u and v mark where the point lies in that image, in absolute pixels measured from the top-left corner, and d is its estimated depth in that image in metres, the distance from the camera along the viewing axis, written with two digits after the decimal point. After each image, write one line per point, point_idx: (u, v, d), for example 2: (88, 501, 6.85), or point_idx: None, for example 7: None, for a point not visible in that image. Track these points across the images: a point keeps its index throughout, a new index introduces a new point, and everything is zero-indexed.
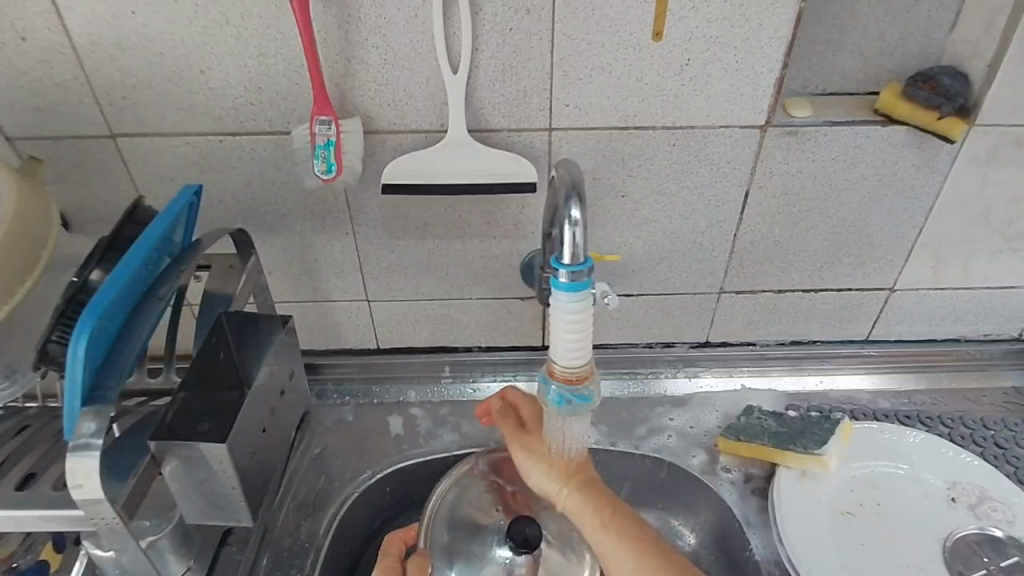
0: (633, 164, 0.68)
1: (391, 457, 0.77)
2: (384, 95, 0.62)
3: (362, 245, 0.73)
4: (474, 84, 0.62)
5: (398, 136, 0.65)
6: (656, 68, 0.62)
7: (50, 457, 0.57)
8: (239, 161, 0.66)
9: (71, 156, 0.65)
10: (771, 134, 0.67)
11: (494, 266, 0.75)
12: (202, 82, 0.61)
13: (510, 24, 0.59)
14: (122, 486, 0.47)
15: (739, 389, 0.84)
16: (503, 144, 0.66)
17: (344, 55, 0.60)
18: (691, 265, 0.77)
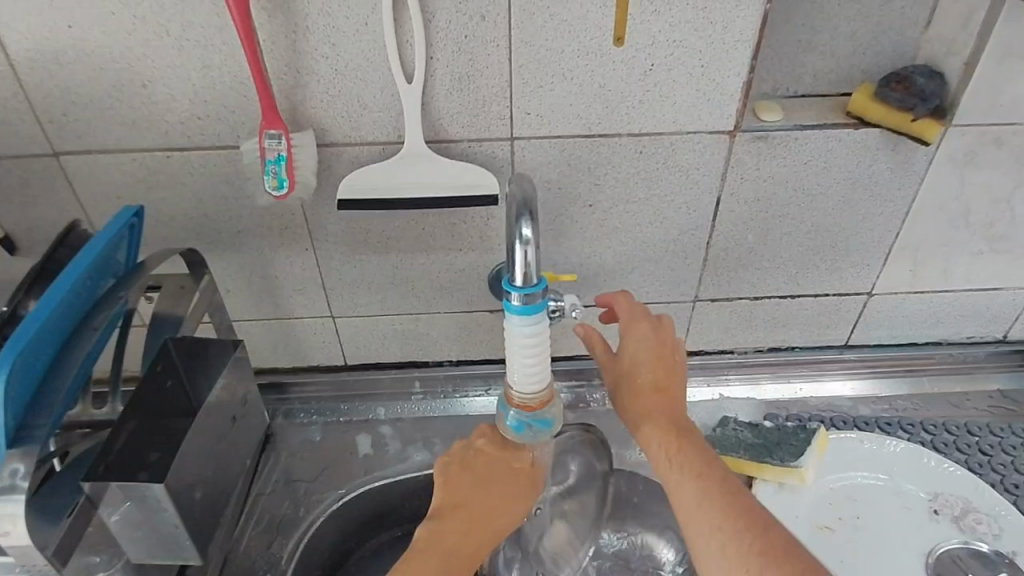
0: (600, 173, 0.66)
1: (359, 477, 0.75)
2: (337, 107, 0.60)
3: (323, 260, 0.70)
4: (431, 93, 0.60)
5: (353, 149, 0.62)
6: (618, 74, 0.60)
7: None
8: (190, 178, 0.63)
9: (13, 176, 0.62)
10: (741, 139, 0.65)
11: (461, 278, 0.73)
12: (146, 96, 0.58)
13: (466, 31, 0.57)
14: (53, 530, 0.45)
15: (717, 399, 0.82)
16: (464, 155, 0.64)
17: (293, 65, 0.57)
18: (664, 274, 0.75)
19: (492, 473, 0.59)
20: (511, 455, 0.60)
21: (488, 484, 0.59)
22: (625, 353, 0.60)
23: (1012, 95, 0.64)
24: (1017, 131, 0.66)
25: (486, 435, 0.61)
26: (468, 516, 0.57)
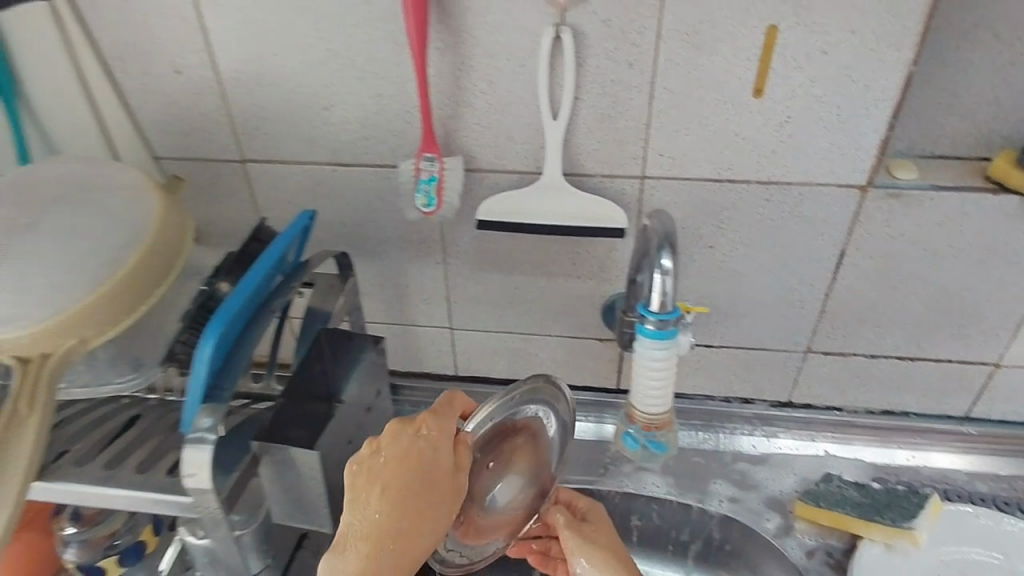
0: (725, 217, 0.68)
1: None
2: (487, 137, 0.66)
3: (452, 275, 0.76)
4: (573, 130, 0.65)
5: (494, 176, 0.68)
6: (754, 124, 0.63)
7: (147, 437, 0.60)
8: (349, 190, 0.71)
9: (206, 176, 0.73)
10: (871, 195, 0.66)
11: (576, 304, 0.77)
12: (324, 117, 0.67)
13: (613, 76, 0.61)
14: (224, 480, 0.52)
15: (821, 455, 0.81)
16: (596, 189, 0.68)
17: (453, 98, 0.64)
18: (777, 320, 0.75)
19: (401, 485, 0.51)
20: (434, 461, 0.51)
21: (405, 501, 0.51)
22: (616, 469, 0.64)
23: None
24: None
25: (394, 442, 0.52)
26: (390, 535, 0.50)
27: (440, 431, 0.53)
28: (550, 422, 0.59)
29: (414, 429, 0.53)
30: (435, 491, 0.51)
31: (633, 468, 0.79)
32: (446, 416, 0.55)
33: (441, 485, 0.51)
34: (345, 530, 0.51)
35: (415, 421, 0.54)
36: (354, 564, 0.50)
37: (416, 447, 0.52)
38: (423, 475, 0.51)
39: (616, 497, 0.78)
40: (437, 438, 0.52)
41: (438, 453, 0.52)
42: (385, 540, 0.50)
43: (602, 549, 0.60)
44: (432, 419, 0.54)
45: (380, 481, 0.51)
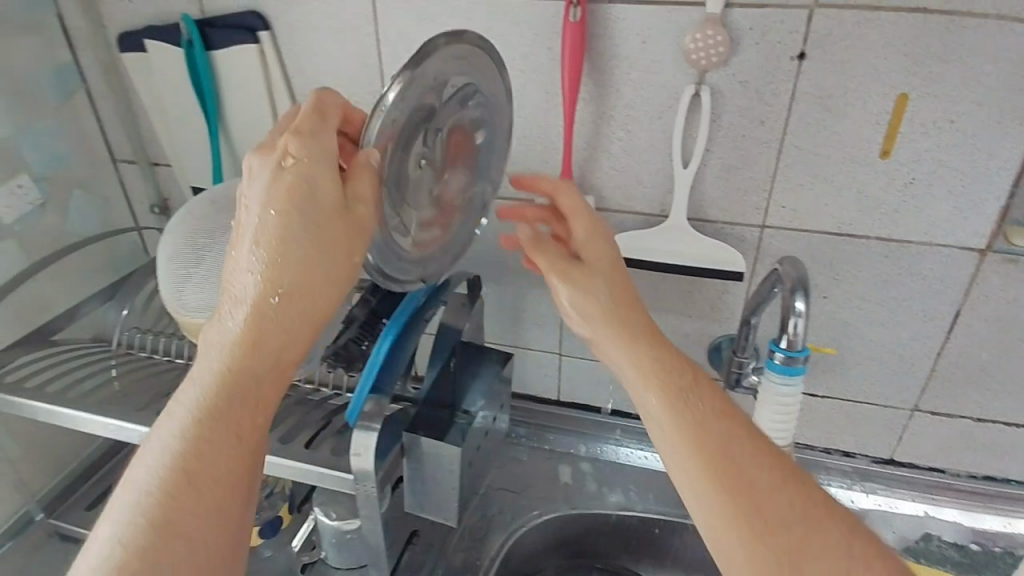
0: (841, 269, 0.71)
1: (558, 501, 0.83)
2: (618, 180, 0.73)
3: None
4: (700, 178, 0.70)
5: (621, 215, 0.75)
6: (877, 183, 0.66)
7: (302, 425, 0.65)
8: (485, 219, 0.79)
9: None
10: (992, 259, 0.67)
11: (683, 342, 0.81)
12: None
13: (744, 132, 0.67)
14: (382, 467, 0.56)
15: (921, 516, 0.81)
16: (716, 234, 0.73)
17: (592, 143, 0.71)
18: (884, 375, 0.77)
19: (296, 241, 0.46)
20: (314, 196, 0.46)
21: (286, 241, 0.46)
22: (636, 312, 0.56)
23: None
24: None
25: (305, 166, 0.46)
26: (269, 343, 0.46)
27: (311, 161, 0.47)
28: (470, 116, 0.58)
29: (278, 155, 0.47)
30: (325, 227, 0.46)
31: None
32: (310, 136, 0.47)
33: (330, 222, 0.46)
34: (235, 282, 0.46)
35: (278, 143, 0.47)
36: (240, 325, 0.45)
37: (292, 173, 0.46)
38: (305, 212, 0.46)
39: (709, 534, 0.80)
40: (305, 162, 0.46)
41: (310, 173, 0.46)
42: (267, 304, 0.45)
43: (615, 327, 0.55)
44: (297, 140, 0.47)
45: (262, 217, 0.46)
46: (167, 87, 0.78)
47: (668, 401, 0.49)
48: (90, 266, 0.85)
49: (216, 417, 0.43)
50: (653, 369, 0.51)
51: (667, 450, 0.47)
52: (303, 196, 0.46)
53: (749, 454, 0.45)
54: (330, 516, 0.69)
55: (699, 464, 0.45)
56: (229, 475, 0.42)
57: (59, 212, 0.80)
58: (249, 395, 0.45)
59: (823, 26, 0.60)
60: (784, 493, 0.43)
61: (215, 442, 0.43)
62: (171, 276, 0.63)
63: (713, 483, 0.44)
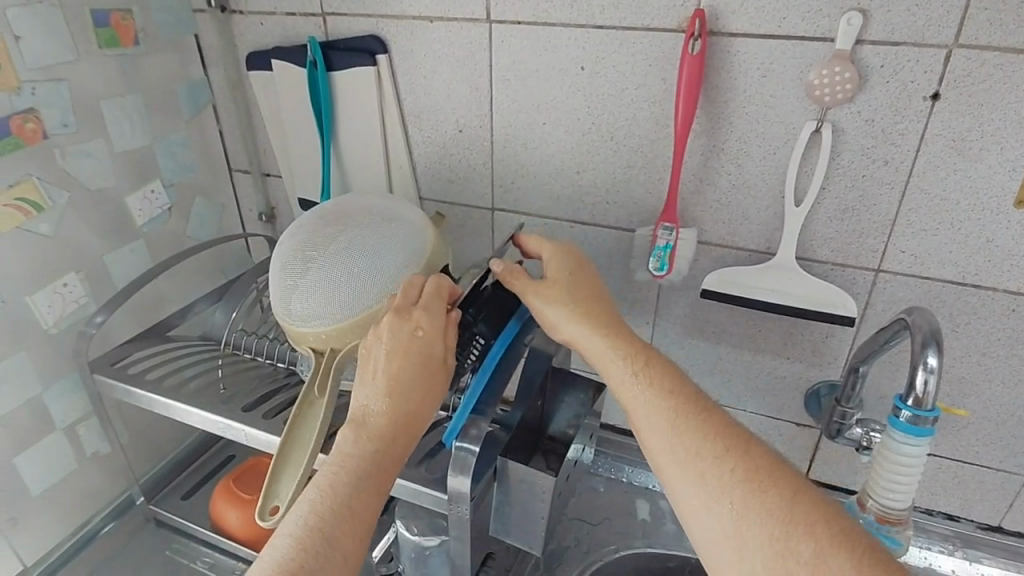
0: (962, 321, 0.67)
1: (635, 537, 0.81)
2: (723, 214, 0.71)
3: (658, 335, 0.81)
4: (812, 217, 0.68)
5: (722, 250, 0.73)
6: (1011, 233, 0.62)
7: None
8: (581, 246, 0.79)
9: (459, 218, 0.85)
10: None
11: (779, 384, 0.78)
12: (575, 179, 0.76)
13: (865, 171, 0.64)
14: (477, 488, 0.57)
15: None
16: (823, 276, 0.70)
17: (699, 176, 0.70)
18: (1003, 437, 0.71)
19: (411, 379, 0.54)
20: (431, 348, 0.55)
21: (409, 388, 0.54)
22: (660, 360, 0.54)
23: None
24: None
25: (424, 322, 0.55)
26: (386, 452, 0.53)
27: (429, 321, 0.55)
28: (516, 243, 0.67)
29: (409, 321, 0.55)
30: (432, 377, 0.55)
31: None
32: (437, 311, 0.56)
33: (437, 369, 0.55)
34: (361, 409, 0.54)
35: (409, 312, 0.55)
36: (365, 435, 0.52)
37: (420, 338, 0.54)
38: (427, 368, 0.55)
39: None
40: (431, 331, 0.55)
41: (434, 343, 0.55)
42: (394, 423, 0.53)
43: (607, 355, 0.55)
44: (426, 315, 0.55)
45: (393, 361, 0.54)
46: (287, 105, 0.82)
47: (656, 414, 0.51)
48: (201, 269, 0.90)
49: (347, 502, 0.49)
50: (645, 391, 0.52)
51: (664, 468, 0.49)
52: (421, 353, 0.54)
53: (735, 472, 0.46)
54: (411, 531, 0.69)
55: (690, 483, 0.47)
56: (349, 545, 0.47)
57: (180, 217, 0.86)
58: (375, 485, 0.51)
59: (962, 66, 0.57)
60: (771, 506, 0.45)
61: (342, 525, 0.48)
62: (282, 285, 0.65)
63: (705, 502, 0.46)
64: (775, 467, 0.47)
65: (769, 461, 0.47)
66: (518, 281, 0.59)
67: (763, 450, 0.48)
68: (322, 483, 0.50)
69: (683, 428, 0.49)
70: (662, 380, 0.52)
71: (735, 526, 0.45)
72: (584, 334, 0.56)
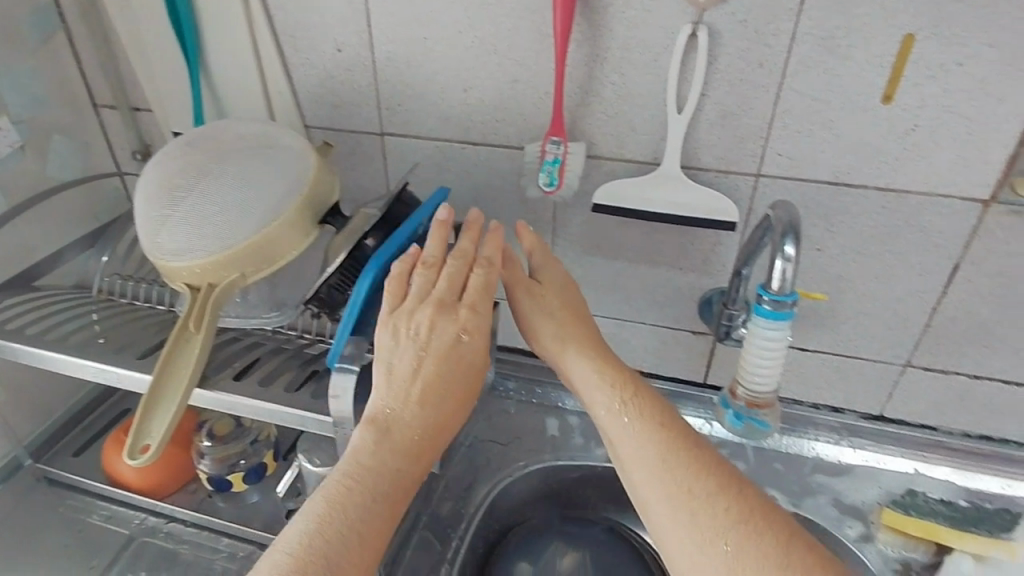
0: (836, 220, 0.70)
1: (543, 453, 0.83)
2: (610, 126, 0.70)
3: (558, 254, 0.81)
4: (695, 124, 0.68)
5: (612, 164, 0.73)
6: (879, 130, 0.64)
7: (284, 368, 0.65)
8: (475, 167, 0.77)
9: (348, 145, 0.81)
10: (995, 210, 0.65)
11: (674, 295, 0.80)
12: (462, 98, 0.73)
13: (741, 75, 0.64)
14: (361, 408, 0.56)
15: (911, 474, 0.80)
16: (709, 183, 0.71)
17: (584, 87, 0.69)
18: (878, 330, 0.75)
19: (447, 381, 0.54)
20: (470, 351, 0.55)
21: (443, 392, 0.54)
22: (656, 397, 0.59)
23: None
24: None
25: (470, 319, 0.55)
26: (407, 465, 0.53)
27: (475, 324, 0.56)
28: None
29: (456, 320, 0.55)
30: (462, 379, 0.55)
31: None
32: (482, 312, 0.56)
33: (470, 374, 0.56)
34: (386, 413, 0.53)
35: (458, 311, 0.55)
36: (390, 445, 0.52)
37: (463, 344, 0.55)
38: (462, 370, 0.55)
39: None
40: (474, 335, 0.56)
41: (474, 345, 0.55)
42: (420, 433, 0.53)
43: (597, 382, 0.59)
44: (473, 314, 0.55)
45: (431, 361, 0.54)
46: (147, 27, 0.75)
47: (646, 446, 0.55)
48: (73, 213, 0.84)
49: (360, 523, 0.49)
50: (645, 428, 0.56)
51: (653, 503, 0.53)
52: (458, 353, 0.55)
53: (729, 511, 0.50)
54: (314, 463, 0.68)
55: (685, 522, 0.51)
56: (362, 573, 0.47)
57: (37, 157, 0.79)
58: (389, 504, 0.51)
59: None
60: (764, 549, 0.49)
61: (358, 547, 0.48)
62: (148, 219, 0.61)
63: (701, 545, 0.49)
64: (768, 510, 0.51)
65: (760, 503, 0.51)
66: (514, 289, 0.63)
67: (758, 494, 0.52)
68: (336, 501, 0.50)
69: (676, 465, 0.53)
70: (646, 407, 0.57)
71: (730, 568, 0.48)
72: (587, 366, 0.60)
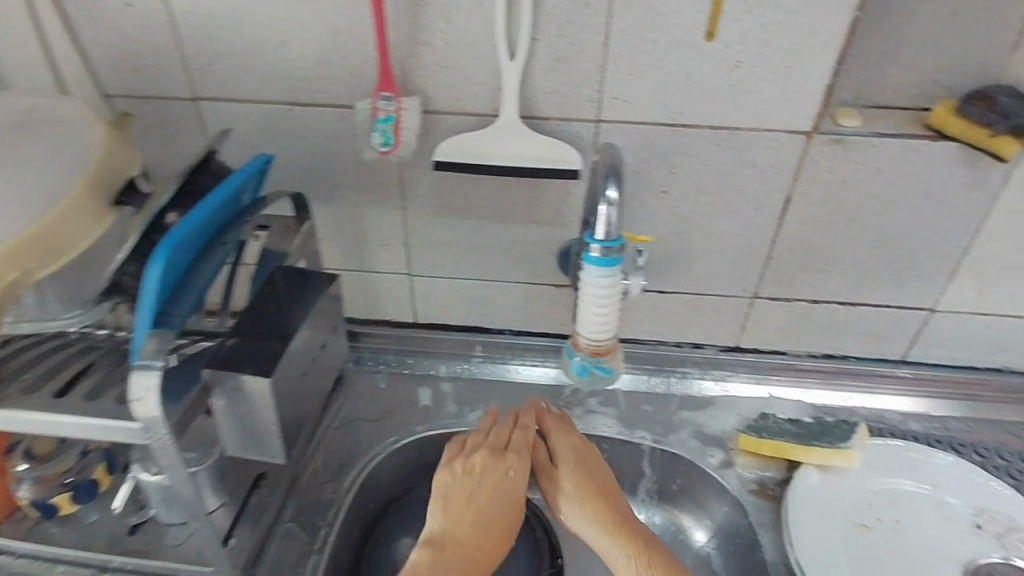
0: (677, 161, 0.70)
1: (415, 425, 0.81)
2: (444, 77, 0.66)
3: (410, 219, 0.77)
4: (529, 71, 0.65)
5: (451, 118, 0.69)
6: (706, 68, 0.64)
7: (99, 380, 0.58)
8: (307, 131, 0.71)
9: (159, 114, 0.72)
10: (817, 141, 0.67)
11: (533, 250, 0.79)
12: (280, 54, 0.66)
13: (569, 16, 0.62)
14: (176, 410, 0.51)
15: (766, 398, 0.85)
16: (551, 132, 0.69)
17: (410, 36, 0.64)
18: (726, 266, 0.78)
19: (491, 509, 0.68)
20: (512, 486, 0.69)
21: (489, 518, 0.68)
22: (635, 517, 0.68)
23: None
24: None
25: (514, 460, 0.70)
26: None
27: (518, 466, 0.70)
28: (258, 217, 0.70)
29: (502, 462, 0.70)
30: (506, 518, 0.69)
31: (586, 411, 0.83)
32: (524, 454, 0.71)
33: (511, 505, 0.69)
34: (441, 530, 0.67)
35: (506, 457, 0.70)
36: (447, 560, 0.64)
37: (509, 478, 0.69)
38: (505, 504, 0.69)
39: None
40: (519, 473, 0.70)
41: (518, 483, 0.70)
42: (468, 549, 0.65)
43: (592, 519, 0.67)
44: (516, 457, 0.70)
45: (478, 493, 0.68)
46: None
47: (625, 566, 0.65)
48: None
49: None
50: (621, 545, 0.65)
51: None
52: (501, 487, 0.69)
53: None
54: (150, 473, 0.64)
55: None
56: None
57: None
58: None
59: None
60: None
61: None
62: None
63: None
64: None
65: None
66: (535, 451, 0.73)
67: None
68: None
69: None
70: (587, 492, 0.69)
71: None
72: (593, 526, 0.67)
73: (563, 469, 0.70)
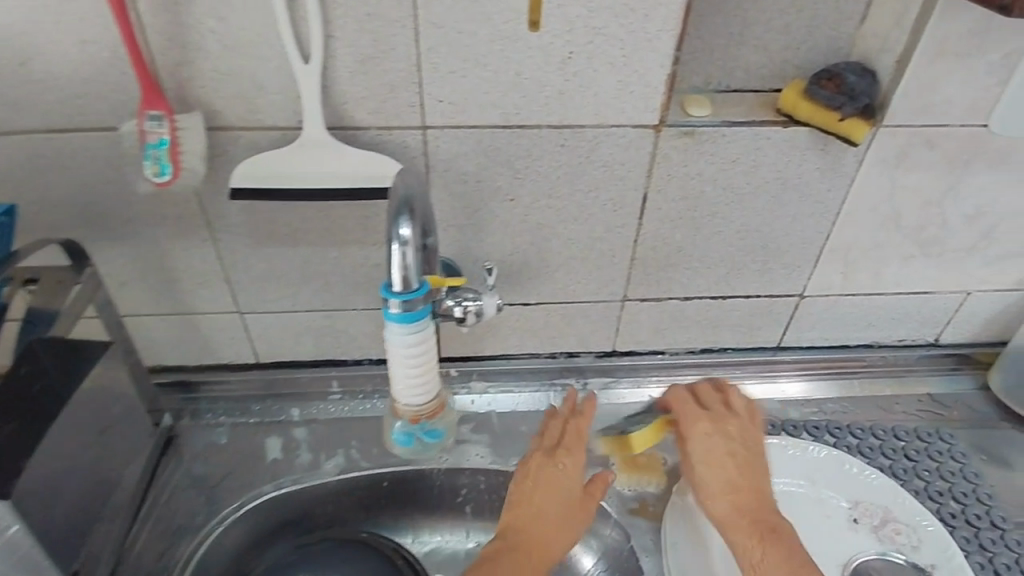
0: (520, 166, 0.62)
1: (263, 484, 0.71)
2: (228, 87, 0.55)
3: (225, 252, 0.66)
4: (331, 75, 0.55)
5: (249, 134, 0.58)
6: (536, 61, 0.56)
7: None
8: (71, 161, 0.58)
9: None
10: (667, 134, 0.62)
11: (377, 274, 0.69)
12: (11, 70, 0.53)
13: (366, 9, 0.52)
14: None
15: (646, 402, 0.81)
16: (372, 144, 0.59)
17: (175, 40, 0.52)
18: (591, 272, 0.72)
19: (548, 500, 0.66)
20: (571, 477, 0.68)
21: (556, 509, 0.66)
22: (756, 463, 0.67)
23: (942, 96, 0.63)
24: (947, 133, 0.65)
25: (576, 453, 0.69)
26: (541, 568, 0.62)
27: (576, 457, 0.68)
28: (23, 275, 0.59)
29: (558, 457, 0.68)
30: (573, 500, 0.67)
31: (457, 441, 0.76)
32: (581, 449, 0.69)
33: (577, 488, 0.68)
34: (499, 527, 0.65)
35: (560, 452, 0.69)
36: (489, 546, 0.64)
37: (562, 471, 0.67)
38: (587, 488, 0.67)
39: (440, 474, 0.73)
40: (576, 467, 0.68)
41: (574, 481, 0.67)
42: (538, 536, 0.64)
43: (722, 476, 0.66)
44: (571, 454, 0.69)
45: (572, 489, 0.67)
46: None
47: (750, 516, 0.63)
48: None
49: None
50: (737, 495, 0.64)
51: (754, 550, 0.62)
52: (559, 477, 0.68)
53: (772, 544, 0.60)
54: None
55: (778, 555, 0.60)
56: None
57: None
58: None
59: None
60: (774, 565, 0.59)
61: None
62: None
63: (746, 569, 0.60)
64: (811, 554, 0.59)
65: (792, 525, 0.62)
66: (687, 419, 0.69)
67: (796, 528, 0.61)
68: None
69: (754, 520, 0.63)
70: (722, 471, 0.65)
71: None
72: (720, 468, 0.66)
73: (699, 436, 0.67)
